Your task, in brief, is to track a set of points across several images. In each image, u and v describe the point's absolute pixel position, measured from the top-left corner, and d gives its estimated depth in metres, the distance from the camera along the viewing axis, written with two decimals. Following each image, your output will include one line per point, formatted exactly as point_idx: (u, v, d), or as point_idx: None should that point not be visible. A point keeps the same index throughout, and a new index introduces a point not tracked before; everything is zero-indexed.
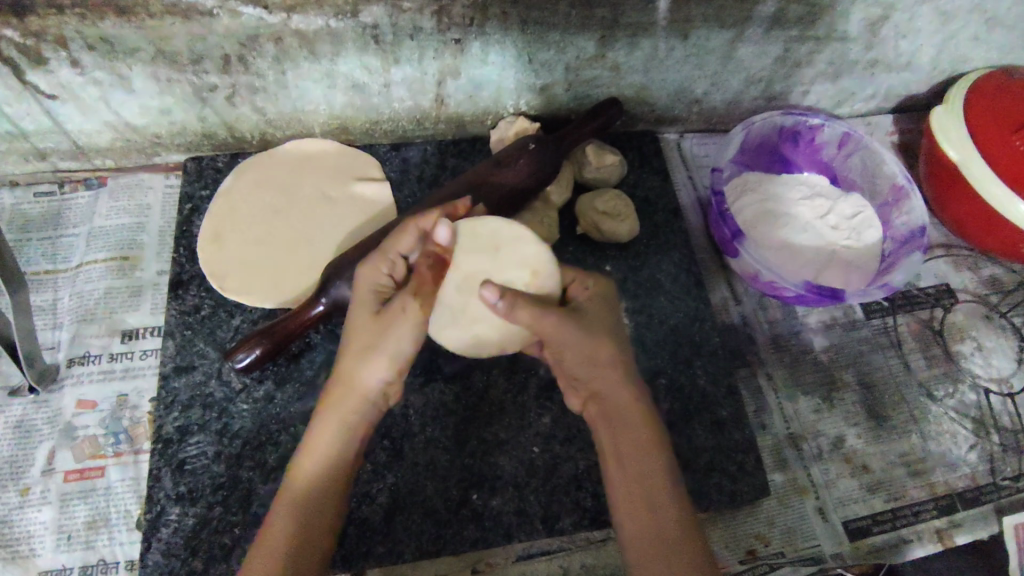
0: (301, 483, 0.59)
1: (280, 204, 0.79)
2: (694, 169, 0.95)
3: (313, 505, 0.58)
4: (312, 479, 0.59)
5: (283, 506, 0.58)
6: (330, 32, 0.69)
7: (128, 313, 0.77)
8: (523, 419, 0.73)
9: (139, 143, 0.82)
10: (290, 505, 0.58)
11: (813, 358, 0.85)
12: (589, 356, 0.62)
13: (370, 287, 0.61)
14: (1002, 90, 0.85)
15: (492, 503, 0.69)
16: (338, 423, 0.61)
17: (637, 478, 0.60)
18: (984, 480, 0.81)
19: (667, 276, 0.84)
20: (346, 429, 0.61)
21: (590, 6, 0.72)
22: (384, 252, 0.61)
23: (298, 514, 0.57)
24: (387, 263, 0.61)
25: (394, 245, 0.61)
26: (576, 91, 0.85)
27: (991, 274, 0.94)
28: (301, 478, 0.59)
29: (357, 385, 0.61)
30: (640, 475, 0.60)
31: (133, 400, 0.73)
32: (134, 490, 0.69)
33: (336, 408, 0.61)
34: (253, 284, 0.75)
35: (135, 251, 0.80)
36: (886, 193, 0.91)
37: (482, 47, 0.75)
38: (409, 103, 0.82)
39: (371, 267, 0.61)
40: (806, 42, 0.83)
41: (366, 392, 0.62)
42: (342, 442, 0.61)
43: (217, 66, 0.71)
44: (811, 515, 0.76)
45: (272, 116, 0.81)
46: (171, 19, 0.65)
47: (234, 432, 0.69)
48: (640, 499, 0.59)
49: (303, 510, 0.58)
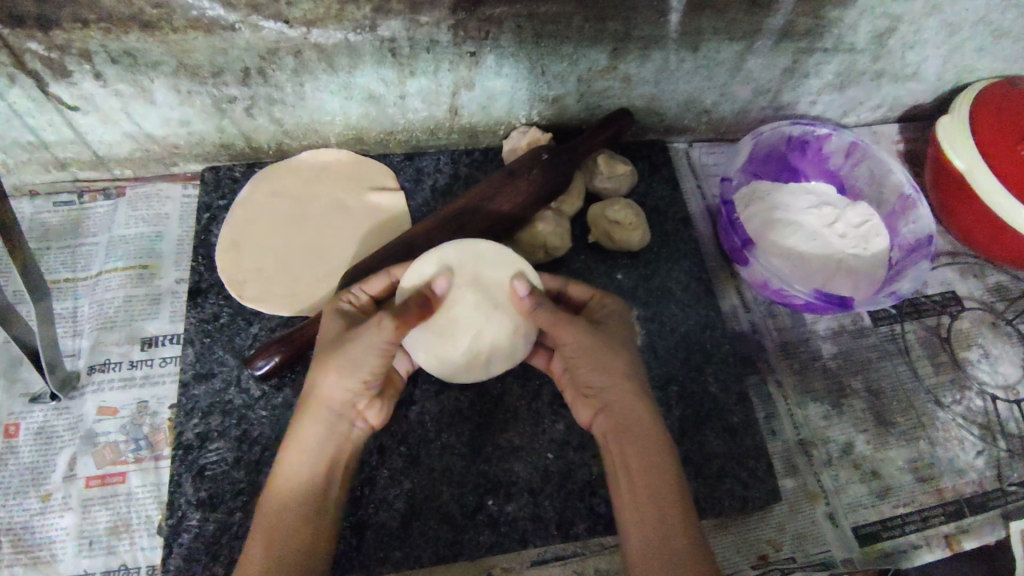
0: (275, 507, 0.60)
1: (298, 215, 0.80)
2: (703, 177, 0.97)
3: (287, 526, 0.59)
4: (283, 499, 0.60)
5: (258, 533, 0.59)
6: (348, 46, 0.71)
7: (147, 320, 0.78)
8: (537, 426, 0.74)
9: (158, 153, 0.83)
10: (261, 532, 0.59)
11: (822, 365, 0.86)
12: (603, 367, 0.63)
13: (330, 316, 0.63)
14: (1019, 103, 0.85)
15: (508, 508, 0.70)
16: (300, 447, 0.61)
17: (639, 468, 0.61)
18: (991, 485, 0.82)
19: (678, 283, 0.85)
20: (310, 452, 0.61)
21: (603, 20, 0.73)
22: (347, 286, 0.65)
23: (272, 539, 0.58)
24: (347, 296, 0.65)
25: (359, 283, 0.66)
26: (587, 102, 0.87)
27: (997, 282, 0.95)
28: (273, 502, 0.60)
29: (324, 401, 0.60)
30: (642, 471, 0.61)
31: (153, 407, 0.74)
32: (155, 495, 0.70)
33: (298, 433, 0.61)
34: (271, 292, 0.76)
35: (154, 259, 0.81)
36: (892, 202, 0.93)
37: (497, 59, 0.77)
38: (423, 114, 0.84)
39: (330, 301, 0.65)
40: (814, 53, 0.85)
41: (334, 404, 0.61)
42: (308, 465, 0.61)
43: (237, 78, 0.73)
44: (821, 521, 0.77)
45: (289, 127, 0.82)
46: (193, 33, 0.66)
47: (253, 438, 0.70)
48: (644, 491, 0.60)
49: (277, 536, 0.58)
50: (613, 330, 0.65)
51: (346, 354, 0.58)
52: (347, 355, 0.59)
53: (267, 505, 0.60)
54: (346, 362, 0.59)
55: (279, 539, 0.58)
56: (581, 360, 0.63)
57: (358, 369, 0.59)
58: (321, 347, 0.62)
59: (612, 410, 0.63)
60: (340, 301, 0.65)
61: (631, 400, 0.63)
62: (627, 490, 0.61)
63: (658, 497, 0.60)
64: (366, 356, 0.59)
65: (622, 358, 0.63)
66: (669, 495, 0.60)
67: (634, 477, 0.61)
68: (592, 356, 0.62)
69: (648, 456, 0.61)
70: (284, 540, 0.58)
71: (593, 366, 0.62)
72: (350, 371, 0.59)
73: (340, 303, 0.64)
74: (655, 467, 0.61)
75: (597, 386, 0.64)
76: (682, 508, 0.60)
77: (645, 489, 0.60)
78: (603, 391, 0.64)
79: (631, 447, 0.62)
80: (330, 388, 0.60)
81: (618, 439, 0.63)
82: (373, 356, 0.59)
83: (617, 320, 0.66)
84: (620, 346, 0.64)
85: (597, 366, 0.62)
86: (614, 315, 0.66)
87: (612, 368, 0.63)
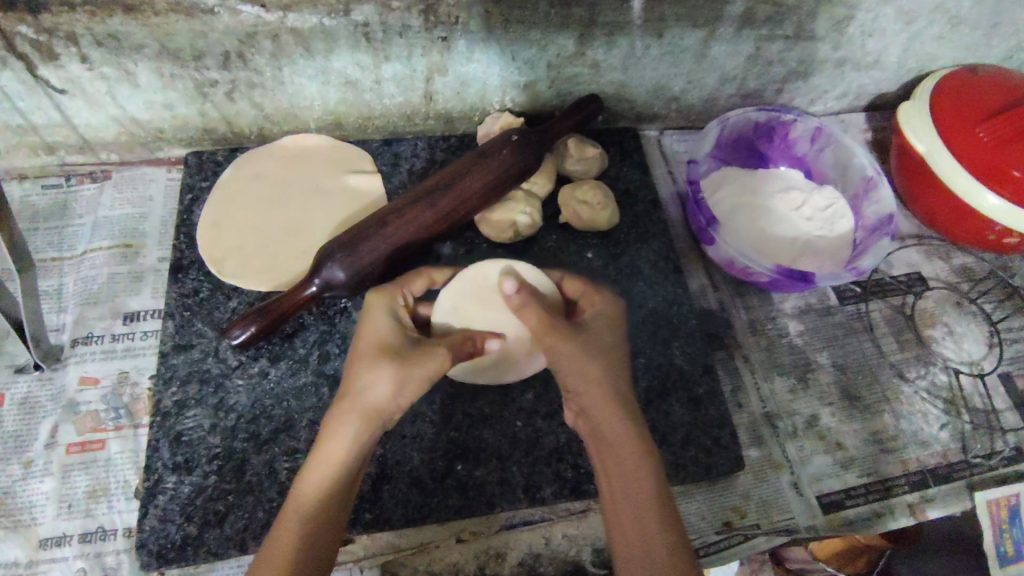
0: (308, 504, 0.58)
1: (277, 196, 0.83)
2: (673, 164, 1.00)
3: (321, 527, 0.57)
4: (320, 498, 0.58)
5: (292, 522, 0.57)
6: (323, 30, 0.74)
7: (130, 296, 0.80)
8: (507, 395, 0.76)
9: (143, 138, 0.86)
10: (298, 526, 0.57)
11: (789, 341, 0.88)
12: (580, 372, 0.63)
13: (381, 312, 0.66)
14: (978, 89, 0.89)
15: (477, 473, 0.71)
16: (342, 444, 0.60)
17: (615, 473, 0.60)
18: (956, 457, 0.84)
19: (647, 262, 0.87)
20: (349, 451, 0.60)
21: (568, 6, 0.77)
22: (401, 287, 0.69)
23: (309, 527, 0.57)
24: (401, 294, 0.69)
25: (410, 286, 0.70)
26: (558, 89, 0.90)
27: (962, 263, 0.98)
28: (312, 495, 0.58)
29: (370, 405, 0.61)
30: (616, 469, 0.60)
31: (134, 377, 0.76)
32: (133, 461, 0.72)
33: (342, 430, 0.60)
34: (250, 269, 0.78)
35: (138, 239, 0.84)
36: (856, 185, 0.96)
37: (469, 45, 0.80)
38: (399, 99, 0.87)
39: (385, 294, 0.67)
40: (776, 41, 0.88)
41: (380, 410, 0.61)
42: (347, 464, 0.60)
43: (217, 62, 0.76)
44: (786, 490, 0.78)
45: (269, 112, 0.85)
46: (174, 16, 0.69)
47: (229, 406, 0.72)
48: (619, 493, 0.60)
49: (314, 523, 0.57)
50: (599, 333, 0.66)
51: (414, 374, 0.62)
52: (408, 371, 0.62)
53: (301, 497, 0.58)
54: (409, 380, 0.62)
55: (315, 536, 0.57)
56: (561, 364, 0.64)
57: (413, 383, 0.62)
58: (371, 347, 0.63)
59: (588, 413, 0.64)
60: (394, 300, 0.67)
61: (601, 402, 0.63)
62: (605, 485, 0.61)
63: (633, 496, 0.59)
64: (424, 380, 0.62)
65: (598, 364, 0.64)
66: (642, 487, 0.59)
67: (609, 478, 0.61)
68: (567, 363, 0.64)
69: (620, 453, 0.61)
70: (320, 529, 0.57)
71: (570, 370, 0.64)
72: (405, 379, 0.61)
73: (393, 300, 0.67)
74: (629, 470, 0.60)
75: (574, 390, 0.64)
76: (664, 504, 0.59)
77: (620, 483, 0.60)
78: (581, 395, 0.64)
79: (608, 450, 0.62)
80: (380, 393, 0.61)
81: (596, 442, 0.63)
82: (425, 380, 0.63)
83: (607, 322, 0.68)
84: (596, 349, 0.65)
85: (574, 370, 0.63)
86: (609, 320, 0.68)
87: (589, 375, 0.63)
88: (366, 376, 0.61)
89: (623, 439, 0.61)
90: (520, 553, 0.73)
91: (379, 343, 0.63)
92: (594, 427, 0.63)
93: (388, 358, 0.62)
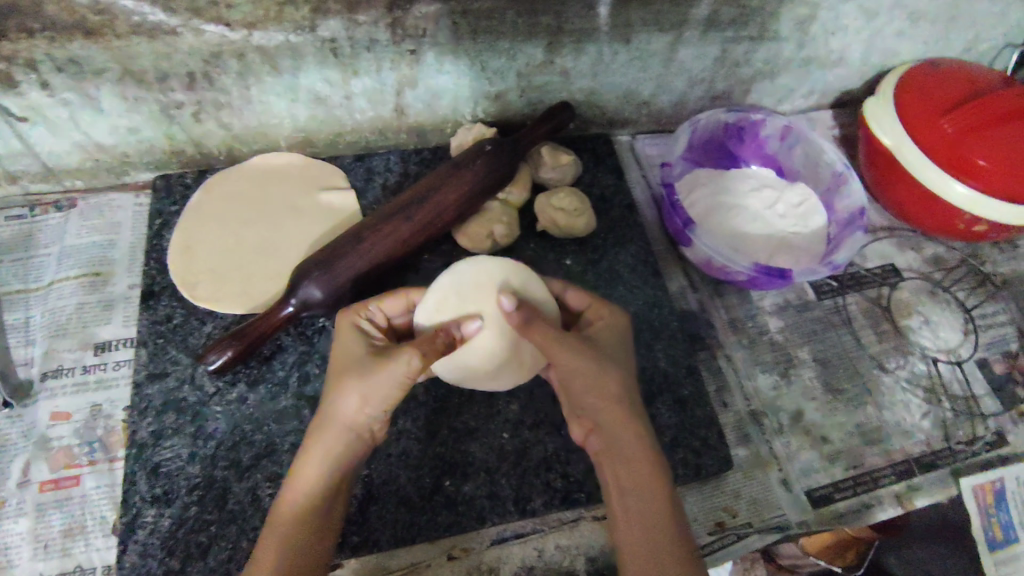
0: (283, 527, 0.57)
1: (250, 217, 0.82)
2: (647, 168, 1.00)
3: (298, 549, 0.57)
4: (297, 519, 0.58)
5: (271, 545, 0.57)
6: (290, 47, 0.73)
7: (101, 326, 0.78)
8: (492, 407, 0.75)
9: (108, 163, 0.84)
10: (275, 549, 0.57)
11: (770, 338, 0.89)
12: (595, 386, 0.62)
13: (350, 332, 0.65)
14: (937, 87, 0.91)
15: (465, 488, 0.70)
16: (320, 463, 0.59)
17: (629, 489, 0.60)
18: (939, 445, 0.84)
19: (625, 266, 0.87)
20: (323, 470, 0.60)
21: (535, 15, 0.77)
22: (365, 303, 0.67)
23: (283, 549, 0.56)
24: (367, 312, 0.67)
25: (377, 302, 0.68)
26: (529, 97, 0.90)
27: (933, 253, 1.00)
28: (287, 519, 0.58)
29: (339, 422, 0.60)
30: (629, 483, 0.60)
31: (107, 410, 0.74)
32: (110, 496, 0.70)
33: (318, 448, 0.60)
34: (225, 291, 0.77)
35: (107, 267, 0.82)
36: (827, 181, 0.97)
37: (438, 57, 0.80)
38: (370, 114, 0.86)
39: (351, 313, 0.66)
40: (741, 42, 0.89)
41: (351, 427, 0.60)
42: (323, 484, 0.60)
43: (183, 83, 0.75)
44: (775, 487, 0.78)
45: (237, 131, 0.84)
46: (137, 39, 0.68)
47: (208, 434, 0.70)
48: (631, 509, 0.59)
49: (291, 545, 0.57)
50: (612, 347, 0.65)
51: (376, 383, 0.59)
52: (372, 382, 0.59)
53: (278, 521, 0.58)
54: (373, 393, 0.59)
55: (292, 557, 0.56)
56: (572, 379, 0.63)
57: (378, 396, 0.59)
58: (340, 365, 0.62)
59: (601, 431, 0.62)
60: (360, 318, 0.66)
61: (616, 420, 0.61)
62: (616, 501, 0.60)
63: (646, 513, 0.58)
64: (393, 391, 0.59)
65: (614, 380, 0.62)
66: (655, 494, 0.59)
67: (621, 493, 0.60)
68: (581, 377, 0.62)
69: (634, 469, 0.60)
70: (297, 551, 0.57)
71: (583, 385, 0.62)
72: (368, 391, 0.59)
73: (360, 319, 0.66)
74: (642, 487, 0.59)
75: (586, 406, 0.63)
76: (674, 517, 0.59)
77: (635, 499, 0.59)
78: (593, 410, 0.62)
79: (619, 468, 0.61)
80: (350, 410, 0.60)
81: (609, 461, 0.62)
82: (395, 389, 0.59)
83: (612, 334, 0.67)
84: (611, 364, 0.63)
85: (589, 385, 0.62)
86: (619, 333, 0.67)
87: (606, 391, 0.62)
88: (335, 394, 0.60)
89: (638, 457, 0.60)
90: (512, 568, 0.69)
91: (348, 360, 0.62)
92: (605, 443, 0.62)
93: (352, 372, 0.60)
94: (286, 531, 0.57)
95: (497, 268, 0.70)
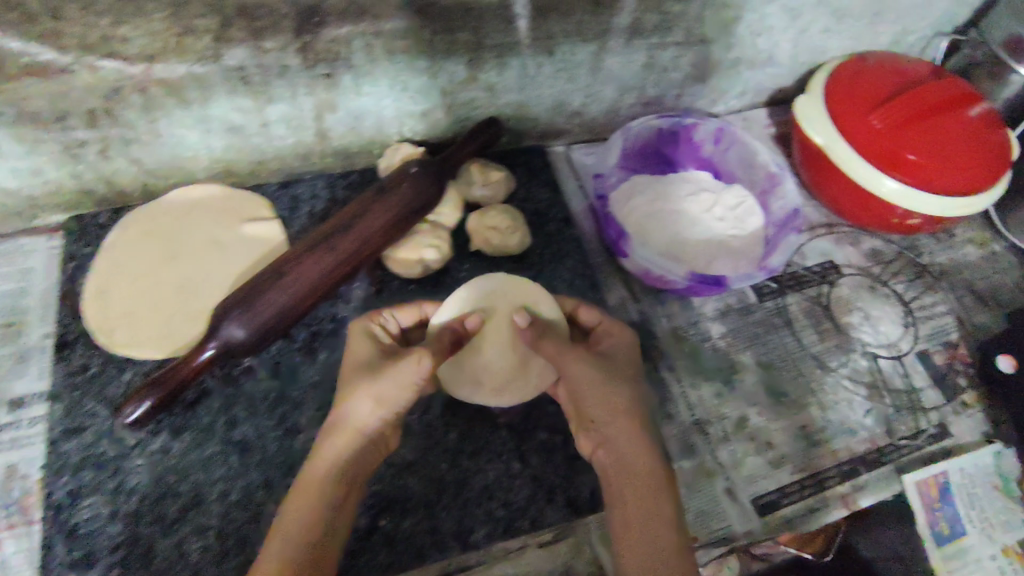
0: (292, 524, 0.58)
1: (170, 256, 0.79)
2: (583, 177, 0.99)
3: (306, 547, 0.57)
4: (306, 517, 0.59)
5: (279, 543, 0.57)
6: (195, 78, 0.70)
7: (13, 381, 0.74)
8: (430, 438, 0.74)
9: (14, 208, 0.80)
10: (281, 547, 0.57)
11: (712, 345, 0.88)
12: (605, 399, 0.65)
13: (361, 339, 0.68)
14: (864, 85, 0.91)
15: (403, 525, 0.69)
16: (331, 460, 0.62)
17: (633, 499, 0.62)
18: (883, 441, 0.85)
19: (562, 282, 0.87)
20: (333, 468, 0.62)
21: (451, 32, 0.75)
22: (380, 311, 0.72)
23: (291, 548, 0.57)
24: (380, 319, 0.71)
25: (394, 311, 0.72)
26: (456, 114, 0.88)
27: (871, 247, 1.01)
28: (294, 520, 0.58)
29: (348, 422, 0.63)
30: (635, 493, 0.62)
31: (23, 469, 0.69)
32: (30, 562, 0.64)
33: (330, 447, 0.63)
34: (144, 336, 0.74)
35: (19, 318, 0.77)
36: (762, 182, 0.97)
37: (355, 79, 0.77)
38: (291, 140, 0.83)
39: (363, 318, 0.70)
40: (668, 48, 0.88)
41: (360, 427, 0.63)
42: (334, 482, 0.61)
43: (83, 121, 0.71)
44: (721, 497, 0.78)
45: (150, 166, 0.80)
46: (27, 80, 0.64)
47: (130, 489, 0.67)
48: (635, 519, 0.61)
49: (297, 543, 0.57)
50: (624, 363, 0.69)
51: (386, 383, 0.62)
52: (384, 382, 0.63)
53: (286, 521, 0.59)
54: (384, 393, 0.63)
55: (301, 554, 0.57)
56: (583, 390, 0.66)
57: (389, 397, 0.63)
58: (351, 370, 0.66)
59: (609, 442, 0.65)
60: (373, 325, 0.70)
61: (626, 431, 0.64)
62: (618, 511, 0.62)
63: (651, 522, 0.60)
64: (402, 390, 0.63)
65: (623, 393, 0.66)
66: (663, 507, 0.61)
67: (625, 502, 0.62)
68: (591, 389, 0.65)
69: (640, 478, 0.62)
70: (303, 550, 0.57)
71: (593, 396, 0.65)
72: (378, 391, 0.62)
73: (372, 327, 0.69)
74: (648, 498, 0.61)
75: (597, 419, 0.65)
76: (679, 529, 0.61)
77: (638, 508, 0.61)
78: (603, 424, 0.65)
79: (625, 478, 0.63)
80: (361, 411, 0.63)
81: (615, 472, 0.64)
82: (407, 389, 0.63)
83: (619, 351, 0.70)
84: (621, 378, 0.67)
85: (600, 398, 0.65)
86: (630, 350, 0.70)
87: (616, 404, 0.65)
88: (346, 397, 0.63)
89: (645, 468, 0.63)
90: None
91: (359, 366, 0.65)
92: (611, 452, 0.65)
93: (362, 375, 0.64)
94: (295, 529, 0.58)
95: (512, 286, 0.78)
